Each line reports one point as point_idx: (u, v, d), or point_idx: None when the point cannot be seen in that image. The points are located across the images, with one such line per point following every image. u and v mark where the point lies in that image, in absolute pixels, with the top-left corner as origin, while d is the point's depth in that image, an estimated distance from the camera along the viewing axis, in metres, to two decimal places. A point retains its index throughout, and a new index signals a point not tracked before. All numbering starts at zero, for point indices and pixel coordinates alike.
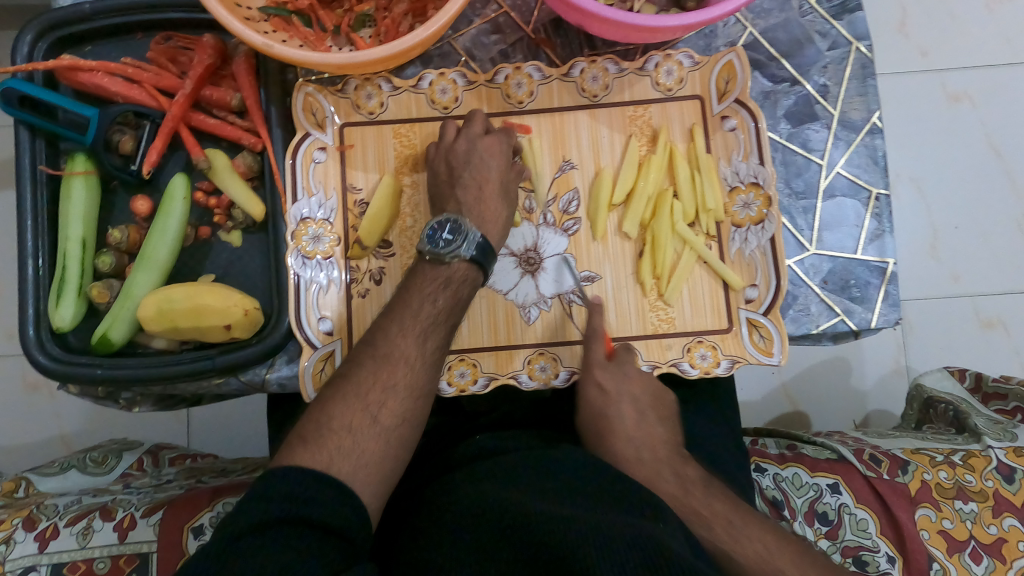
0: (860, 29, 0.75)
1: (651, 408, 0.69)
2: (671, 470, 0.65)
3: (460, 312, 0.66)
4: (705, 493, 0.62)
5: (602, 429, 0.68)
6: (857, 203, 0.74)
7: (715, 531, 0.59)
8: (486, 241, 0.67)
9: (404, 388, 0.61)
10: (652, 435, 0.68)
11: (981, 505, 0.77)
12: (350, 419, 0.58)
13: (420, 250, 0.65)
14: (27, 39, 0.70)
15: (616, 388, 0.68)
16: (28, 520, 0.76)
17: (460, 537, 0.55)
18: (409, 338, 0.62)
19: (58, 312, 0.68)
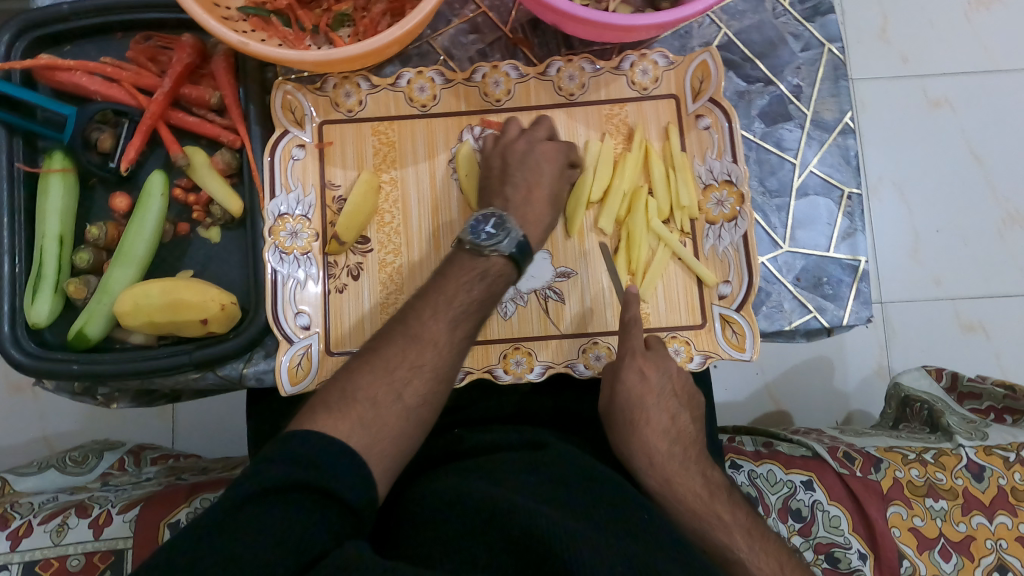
0: (832, 31, 0.76)
1: (680, 402, 0.70)
2: (699, 468, 0.66)
3: (488, 306, 0.65)
4: (728, 501, 0.64)
5: (631, 417, 0.68)
6: (830, 202, 0.75)
7: (734, 543, 0.61)
8: (525, 242, 0.68)
9: (430, 369, 0.59)
10: (682, 431, 0.69)
11: (950, 503, 0.78)
12: (375, 392, 0.57)
13: (471, 243, 0.66)
14: (4, 39, 0.70)
15: (657, 380, 0.68)
16: (2, 518, 0.76)
17: (447, 524, 0.53)
18: (440, 320, 0.61)
19: (34, 308, 0.67)
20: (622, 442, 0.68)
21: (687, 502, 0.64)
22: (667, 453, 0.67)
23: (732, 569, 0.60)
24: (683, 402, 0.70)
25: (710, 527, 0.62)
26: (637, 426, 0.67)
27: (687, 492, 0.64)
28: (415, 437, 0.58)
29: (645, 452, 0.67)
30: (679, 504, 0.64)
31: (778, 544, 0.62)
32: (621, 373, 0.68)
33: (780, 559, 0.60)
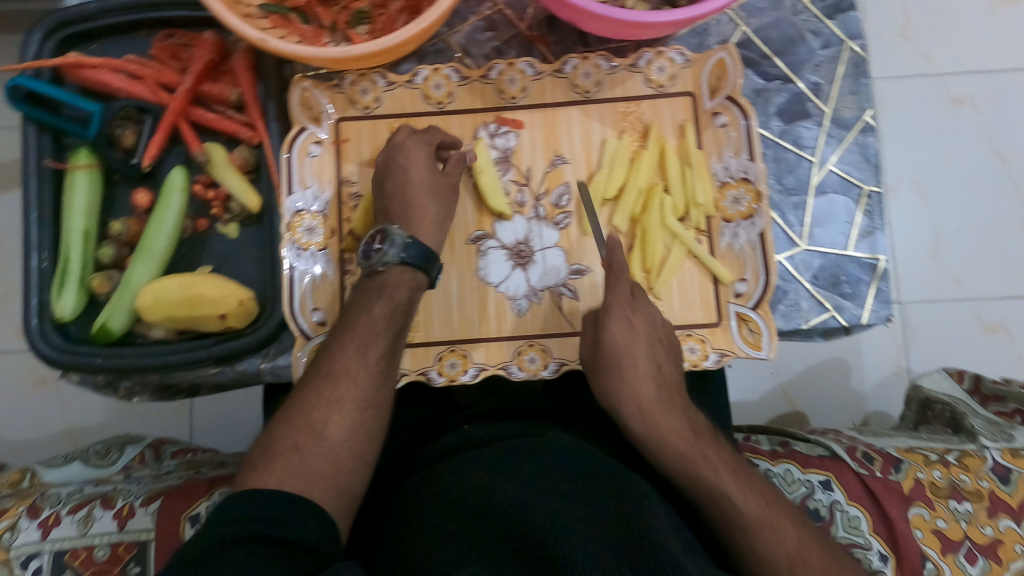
0: (852, 28, 0.76)
1: (665, 348, 0.69)
2: (684, 412, 0.67)
3: (403, 316, 0.67)
4: (714, 443, 0.66)
5: (619, 366, 0.67)
6: (848, 200, 0.74)
7: (721, 480, 0.63)
8: (415, 240, 0.68)
9: (348, 402, 0.63)
10: (667, 377, 0.68)
11: (975, 505, 0.77)
12: (295, 440, 0.61)
13: (370, 265, 0.67)
14: (36, 38, 0.72)
15: (645, 328, 0.68)
16: (32, 508, 0.78)
17: (441, 520, 0.57)
18: (350, 352, 0.64)
19: (60, 302, 0.69)
20: (610, 389, 0.68)
21: (673, 443, 0.65)
22: (654, 400, 0.67)
23: (718, 503, 0.63)
24: (669, 350, 0.69)
25: (697, 466, 0.64)
26: (626, 377, 0.67)
27: (673, 435, 0.66)
28: (356, 469, 0.62)
29: (633, 399, 0.67)
30: (664, 445, 0.66)
31: (760, 480, 0.65)
32: (609, 323, 0.67)
33: (762, 493, 0.63)
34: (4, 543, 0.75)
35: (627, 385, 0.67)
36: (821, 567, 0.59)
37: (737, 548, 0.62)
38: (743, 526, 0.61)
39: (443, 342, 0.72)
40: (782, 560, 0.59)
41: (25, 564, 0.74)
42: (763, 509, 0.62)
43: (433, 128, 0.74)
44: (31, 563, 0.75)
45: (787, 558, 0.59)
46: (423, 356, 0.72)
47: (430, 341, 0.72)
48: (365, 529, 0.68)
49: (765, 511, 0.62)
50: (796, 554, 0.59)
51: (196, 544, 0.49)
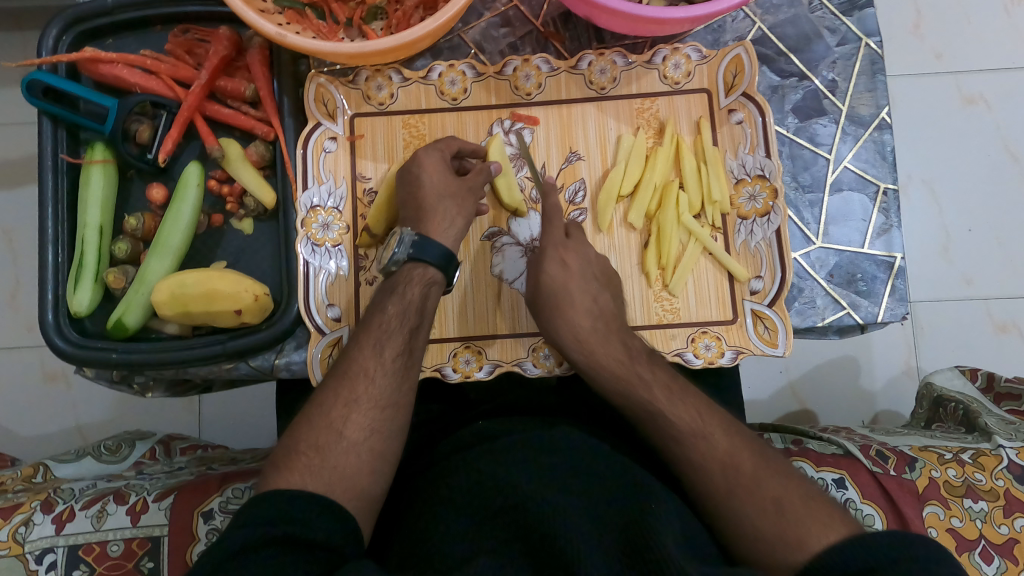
0: (869, 25, 0.75)
1: (600, 283, 0.71)
2: (620, 338, 0.69)
3: (418, 314, 0.66)
4: (650, 363, 0.67)
5: (557, 302, 0.69)
6: (864, 197, 0.74)
7: (655, 398, 0.65)
8: (425, 236, 0.68)
9: (367, 401, 0.62)
10: (604, 309, 0.70)
11: (991, 504, 0.77)
12: (317, 440, 0.59)
13: (385, 269, 0.69)
14: (52, 33, 0.72)
15: (579, 267, 0.70)
16: (46, 503, 0.78)
17: (470, 519, 0.56)
18: (366, 351, 0.64)
19: (75, 297, 0.69)
20: (548, 324, 0.69)
21: (609, 367, 0.67)
22: (591, 330, 0.69)
23: (653, 420, 0.64)
24: (608, 285, 0.71)
25: (631, 386, 0.66)
26: (563, 311, 0.69)
27: (610, 360, 0.68)
28: (377, 468, 0.60)
29: (571, 331, 0.68)
30: (603, 371, 0.67)
31: (697, 395, 0.65)
32: (543, 264, 0.70)
33: (698, 409, 0.64)
34: (19, 537, 0.75)
35: (565, 319, 0.68)
36: (753, 470, 0.59)
37: (675, 463, 0.62)
38: (676, 437, 0.62)
39: (458, 339, 0.72)
40: (715, 467, 0.60)
41: (40, 558, 0.75)
42: (695, 420, 0.62)
43: (451, 138, 0.73)
44: (46, 557, 0.75)
45: (720, 465, 0.60)
46: (438, 353, 0.72)
47: (445, 338, 0.73)
48: (386, 529, 0.65)
49: (699, 425, 0.62)
50: (728, 460, 0.60)
51: (213, 552, 0.49)
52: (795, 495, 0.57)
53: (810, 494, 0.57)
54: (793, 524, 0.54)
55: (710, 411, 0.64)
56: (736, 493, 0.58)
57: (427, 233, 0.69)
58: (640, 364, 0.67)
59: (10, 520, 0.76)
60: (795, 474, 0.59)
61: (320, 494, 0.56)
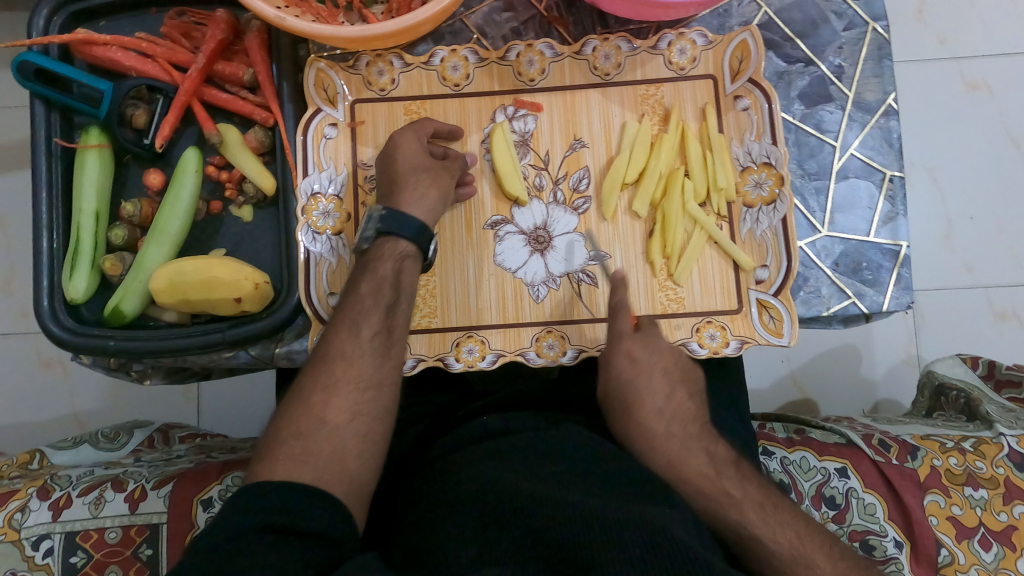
0: (877, 9, 0.74)
1: (675, 379, 0.67)
2: (702, 446, 0.65)
3: (392, 290, 0.65)
4: (737, 476, 0.63)
5: (627, 401, 0.67)
6: (870, 185, 0.73)
7: (748, 521, 0.60)
8: (390, 211, 0.67)
9: (346, 383, 0.61)
10: (680, 408, 0.67)
11: (991, 492, 0.77)
12: (297, 427, 0.59)
13: (358, 248, 0.68)
14: (43, 14, 0.71)
15: (647, 360, 0.67)
16: (42, 490, 0.77)
17: (464, 515, 0.55)
18: (342, 333, 0.63)
19: (71, 283, 0.68)
20: (621, 427, 0.67)
21: (692, 482, 0.63)
22: (666, 434, 0.66)
23: (752, 545, 0.60)
24: (683, 381, 0.68)
25: (721, 506, 0.62)
26: (633, 411, 0.67)
27: (691, 472, 0.63)
28: None
29: (642, 434, 0.66)
30: (686, 485, 0.63)
31: (792, 510, 0.62)
32: (611, 361, 0.68)
33: (797, 531, 0.60)
34: (14, 523, 0.75)
35: (636, 422, 0.66)
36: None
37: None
38: (778, 567, 0.59)
39: (460, 328, 0.72)
40: None
41: (37, 544, 0.74)
42: (795, 546, 0.59)
43: (426, 120, 0.72)
44: (42, 543, 0.74)
45: (792, 560, 0.58)
46: (440, 342, 0.72)
47: (447, 327, 0.72)
48: (392, 519, 0.64)
49: (766, 530, 0.60)
50: (802, 555, 0.58)
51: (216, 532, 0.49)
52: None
53: None
54: None
55: (808, 532, 0.60)
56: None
57: (399, 206, 0.68)
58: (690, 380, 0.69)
59: (6, 506, 0.76)
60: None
61: (308, 480, 0.55)
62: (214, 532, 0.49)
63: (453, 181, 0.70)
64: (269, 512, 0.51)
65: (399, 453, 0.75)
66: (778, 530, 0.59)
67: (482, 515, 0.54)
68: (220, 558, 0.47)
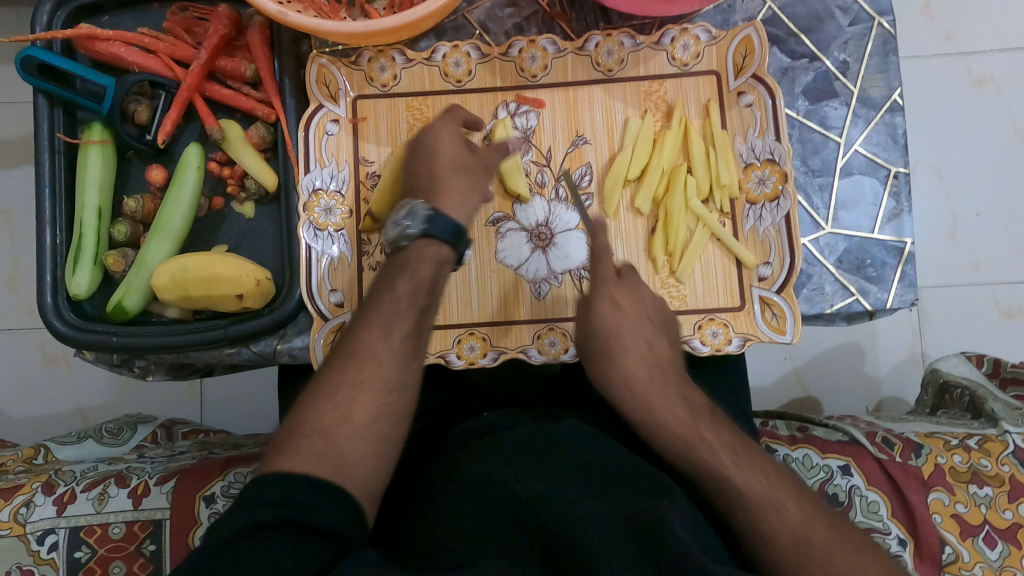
0: (882, 4, 0.73)
1: (655, 327, 0.68)
2: (680, 393, 0.65)
3: (428, 293, 0.65)
4: (713, 423, 0.62)
5: (608, 347, 0.67)
6: (875, 181, 0.72)
7: (720, 462, 0.59)
8: (438, 211, 0.66)
9: (374, 383, 0.60)
10: (661, 357, 0.67)
11: (996, 490, 0.77)
12: (322, 422, 0.58)
13: (395, 244, 0.67)
14: (46, 8, 0.71)
15: (632, 308, 0.67)
16: (47, 485, 0.78)
17: (464, 508, 0.54)
18: (373, 331, 0.62)
19: (74, 279, 0.68)
20: (601, 370, 0.67)
21: (668, 427, 0.62)
22: (647, 381, 0.65)
23: (719, 487, 0.58)
24: (661, 329, 0.68)
25: (694, 447, 0.60)
26: (614, 356, 0.67)
27: (670, 418, 0.63)
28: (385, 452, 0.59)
29: (623, 379, 0.66)
30: (659, 428, 0.63)
31: (764, 458, 0.60)
32: (594, 304, 0.68)
33: (768, 474, 0.58)
34: (20, 518, 0.76)
35: (616, 364, 0.66)
36: (827, 542, 0.53)
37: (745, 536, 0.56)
38: (745, 506, 0.56)
39: (461, 325, 0.72)
40: (785, 541, 0.54)
41: (41, 539, 0.75)
42: (764, 488, 0.57)
43: (455, 107, 0.73)
44: (47, 538, 0.75)
45: (758, 498, 0.56)
46: (442, 339, 0.71)
47: (449, 324, 0.72)
48: (392, 517, 0.64)
49: (737, 468, 0.58)
50: (777, 506, 0.55)
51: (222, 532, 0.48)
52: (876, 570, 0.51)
53: (861, 544, 0.53)
54: None
55: (780, 477, 0.58)
56: (809, 566, 0.52)
57: (440, 207, 0.67)
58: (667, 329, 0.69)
59: (11, 501, 0.76)
60: (856, 536, 0.54)
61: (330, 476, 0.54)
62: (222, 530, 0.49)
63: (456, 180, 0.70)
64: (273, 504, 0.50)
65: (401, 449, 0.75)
66: (750, 472, 0.58)
67: (484, 510, 0.54)
68: (227, 551, 0.47)
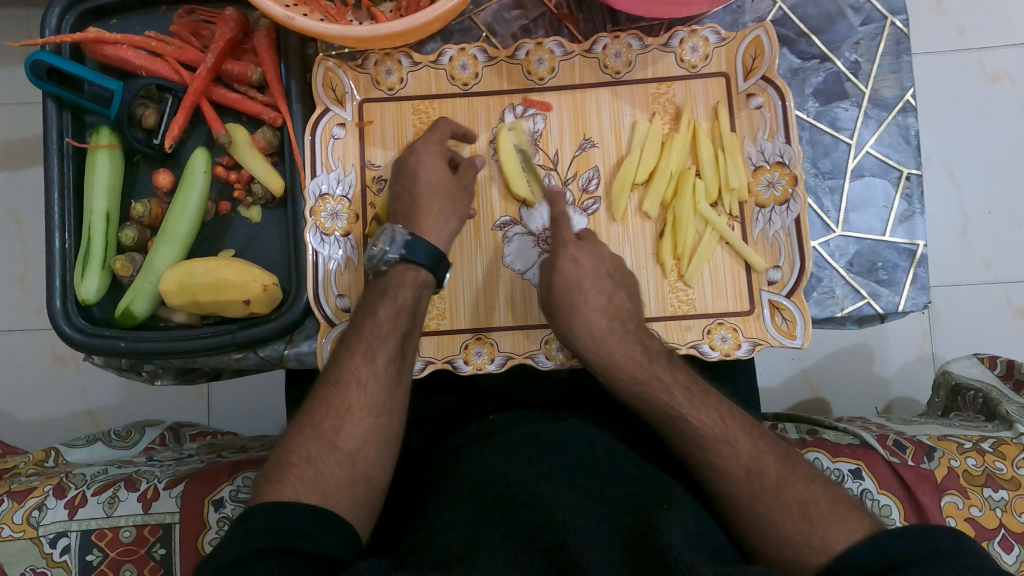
0: (895, 3, 0.72)
1: (614, 281, 0.69)
2: (637, 339, 0.66)
3: (411, 317, 0.65)
4: (669, 364, 0.65)
5: (570, 301, 0.67)
6: (886, 183, 0.72)
7: (675, 401, 0.62)
8: (418, 237, 0.67)
9: (359, 409, 0.61)
10: (621, 307, 0.68)
11: (1011, 493, 0.76)
12: (308, 450, 0.59)
13: (375, 268, 0.67)
14: (55, 13, 0.71)
15: (591, 264, 0.68)
16: (59, 487, 0.78)
17: (462, 513, 0.55)
18: (357, 357, 0.63)
19: (83, 284, 0.69)
20: (562, 323, 0.67)
21: (626, 369, 0.65)
22: (607, 330, 0.66)
23: (674, 424, 0.62)
24: (619, 282, 0.69)
25: (650, 389, 0.63)
26: (576, 309, 0.67)
27: (627, 361, 0.65)
28: None
29: (585, 331, 0.66)
30: (618, 372, 0.65)
31: (718, 397, 0.63)
32: (556, 263, 0.68)
33: (721, 412, 0.61)
34: (32, 521, 0.76)
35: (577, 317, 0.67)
36: (778, 474, 0.57)
37: (697, 469, 0.60)
38: (702, 442, 0.60)
39: (469, 331, 0.72)
40: (739, 471, 0.58)
41: (54, 542, 0.75)
42: (717, 424, 0.60)
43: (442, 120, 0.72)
44: (59, 541, 0.75)
45: (714, 436, 0.60)
46: (450, 344, 0.71)
47: (456, 329, 0.72)
48: (396, 524, 0.64)
49: (691, 405, 0.62)
50: (752, 465, 0.58)
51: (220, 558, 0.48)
52: (822, 500, 0.55)
53: (839, 496, 0.55)
54: (805, 516, 0.54)
55: (732, 415, 0.61)
56: (760, 497, 0.56)
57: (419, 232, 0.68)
58: (625, 281, 0.69)
59: (24, 504, 0.77)
60: (822, 479, 0.57)
61: (313, 504, 0.55)
62: (219, 553, 0.49)
63: (460, 192, 0.70)
64: (269, 530, 0.50)
65: (409, 452, 0.75)
66: (704, 411, 0.61)
67: (480, 511, 0.55)
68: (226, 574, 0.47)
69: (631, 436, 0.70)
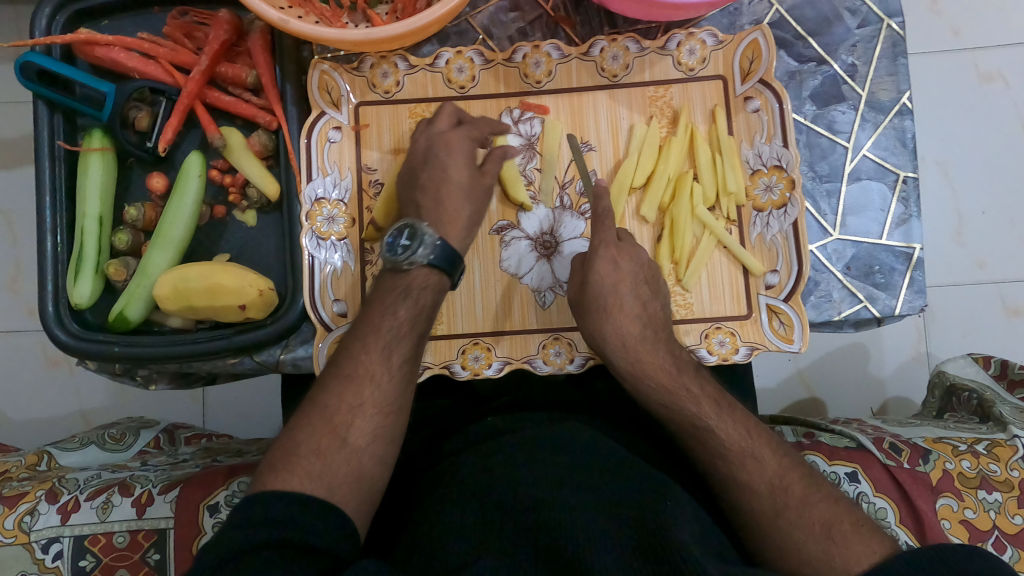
0: (892, 6, 0.72)
1: (651, 289, 0.68)
2: (667, 348, 0.66)
3: (428, 320, 0.65)
4: (697, 376, 0.65)
5: (604, 304, 0.66)
6: (883, 186, 0.72)
7: (703, 412, 0.63)
8: (445, 241, 0.66)
9: (372, 406, 0.60)
10: (654, 316, 0.67)
11: (1005, 495, 0.76)
12: (318, 445, 0.58)
13: (398, 264, 0.65)
14: (45, 12, 0.70)
15: (630, 270, 0.67)
16: (51, 493, 0.77)
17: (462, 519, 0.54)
18: (372, 354, 0.62)
19: (76, 288, 0.68)
20: (593, 325, 0.67)
21: (656, 378, 0.65)
22: (640, 337, 0.66)
23: (700, 436, 0.62)
24: (654, 288, 0.68)
25: (678, 399, 0.64)
26: (609, 313, 0.66)
27: (656, 370, 0.65)
28: None
29: (617, 336, 0.66)
30: (647, 381, 0.65)
31: (745, 413, 0.64)
32: (594, 264, 0.67)
33: (747, 426, 0.62)
34: (24, 526, 0.75)
35: (611, 323, 0.66)
36: (803, 493, 0.57)
37: (721, 482, 0.60)
38: (727, 456, 0.60)
39: (466, 335, 0.71)
40: (764, 487, 0.58)
41: (46, 547, 0.75)
42: (744, 439, 0.61)
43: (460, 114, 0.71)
44: (51, 547, 0.75)
45: (740, 452, 0.60)
46: (447, 348, 0.71)
47: (453, 334, 0.71)
48: (393, 529, 0.64)
49: (719, 418, 0.62)
50: (777, 481, 0.58)
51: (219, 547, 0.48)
52: (846, 519, 0.55)
53: (861, 519, 0.55)
54: (828, 534, 0.54)
55: (760, 430, 0.62)
56: (783, 513, 0.57)
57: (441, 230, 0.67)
58: (660, 289, 0.69)
59: (15, 509, 0.76)
60: (843, 500, 0.57)
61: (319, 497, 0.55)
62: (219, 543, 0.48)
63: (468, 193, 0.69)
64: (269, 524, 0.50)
65: (406, 456, 0.75)
66: (731, 424, 0.61)
67: (483, 515, 0.54)
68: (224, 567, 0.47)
69: (634, 441, 0.70)
